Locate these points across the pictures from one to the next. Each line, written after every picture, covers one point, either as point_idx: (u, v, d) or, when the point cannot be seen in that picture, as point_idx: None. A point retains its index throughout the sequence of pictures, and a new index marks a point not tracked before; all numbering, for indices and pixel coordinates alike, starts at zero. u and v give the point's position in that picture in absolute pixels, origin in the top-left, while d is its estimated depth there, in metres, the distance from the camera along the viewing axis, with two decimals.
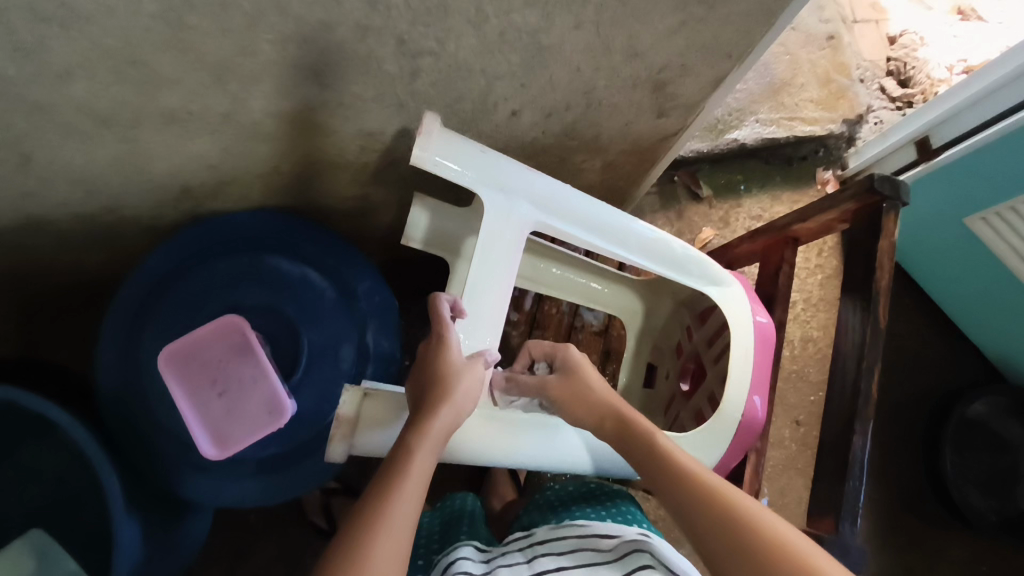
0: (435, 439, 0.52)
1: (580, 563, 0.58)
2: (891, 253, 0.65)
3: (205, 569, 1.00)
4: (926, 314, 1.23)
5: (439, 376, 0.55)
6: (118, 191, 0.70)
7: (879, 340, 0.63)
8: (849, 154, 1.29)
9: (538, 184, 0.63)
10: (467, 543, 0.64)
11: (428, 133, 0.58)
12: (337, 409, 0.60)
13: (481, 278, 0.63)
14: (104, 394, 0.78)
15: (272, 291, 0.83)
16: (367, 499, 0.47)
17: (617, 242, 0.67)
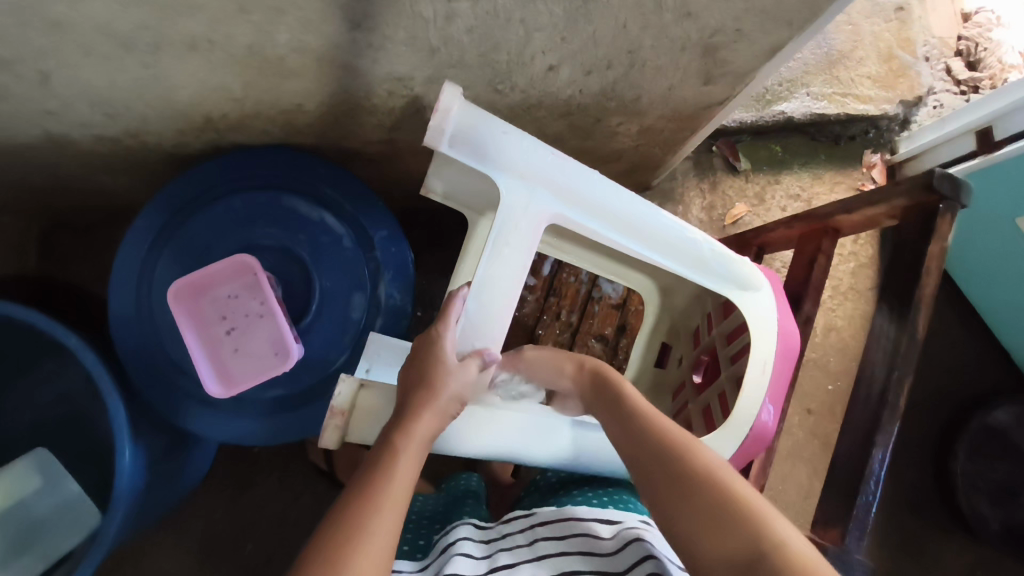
0: (421, 438, 0.54)
1: (579, 549, 0.59)
2: (941, 260, 0.61)
3: (210, 495, 1.03)
4: (958, 313, 1.19)
5: (427, 376, 0.56)
6: (139, 117, 0.68)
7: (914, 351, 0.61)
8: (900, 137, 1.22)
9: (561, 169, 0.59)
10: (466, 523, 0.64)
11: (446, 110, 0.55)
12: (332, 399, 0.60)
13: (491, 273, 0.59)
14: (115, 321, 0.77)
15: (288, 232, 0.82)
16: (350, 496, 0.49)
17: (639, 237, 0.63)
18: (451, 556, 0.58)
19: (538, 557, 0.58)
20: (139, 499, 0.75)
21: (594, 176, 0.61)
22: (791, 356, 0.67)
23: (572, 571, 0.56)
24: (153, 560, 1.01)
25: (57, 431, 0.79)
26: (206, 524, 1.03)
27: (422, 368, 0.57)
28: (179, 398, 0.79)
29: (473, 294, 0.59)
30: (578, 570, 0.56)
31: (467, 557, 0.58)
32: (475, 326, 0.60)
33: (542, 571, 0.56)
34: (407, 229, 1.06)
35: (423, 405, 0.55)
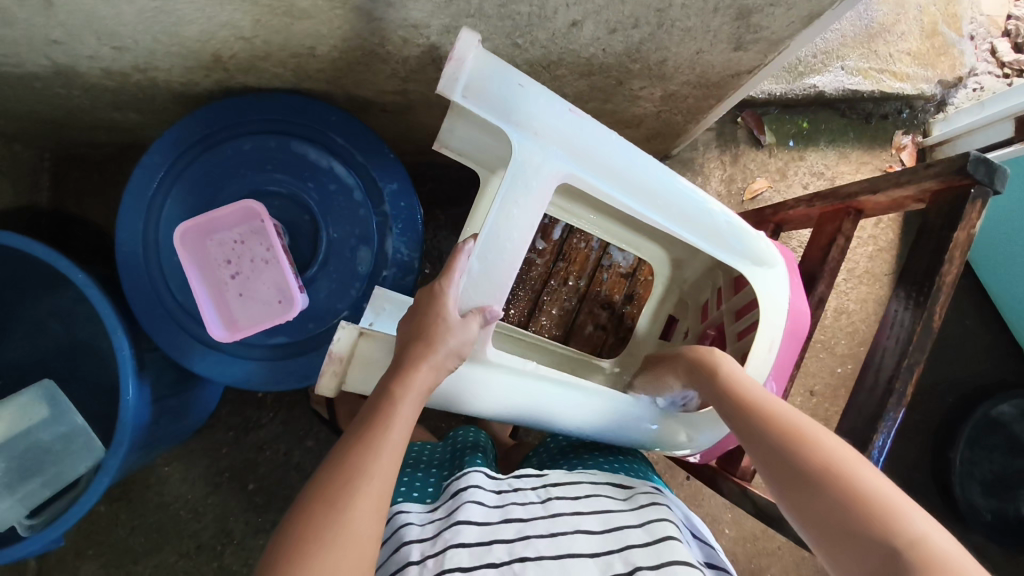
0: (419, 390, 0.54)
1: (594, 510, 0.59)
2: (966, 247, 0.59)
3: (213, 433, 1.05)
4: (975, 304, 1.16)
5: (426, 330, 0.55)
6: (149, 52, 0.66)
7: (928, 339, 0.59)
8: (935, 120, 1.17)
9: (576, 127, 0.58)
10: (477, 469, 0.62)
11: (461, 56, 0.53)
12: (330, 344, 0.60)
13: (497, 232, 0.58)
14: (123, 260, 0.77)
15: (297, 179, 0.81)
16: (351, 438, 0.51)
17: (653, 204, 0.62)
18: (463, 502, 0.57)
19: (551, 513, 0.58)
20: (143, 435, 0.76)
21: (612, 139, 0.59)
22: (798, 337, 0.66)
23: (586, 530, 0.56)
24: (156, 492, 1.04)
25: (63, 363, 0.80)
26: (208, 462, 1.05)
27: (421, 321, 0.56)
28: (180, 340, 0.79)
29: (477, 250, 0.58)
30: (592, 530, 0.56)
31: (479, 505, 0.57)
32: (478, 283, 0.59)
33: (556, 528, 0.56)
34: (419, 184, 1.05)
35: (421, 358, 0.54)
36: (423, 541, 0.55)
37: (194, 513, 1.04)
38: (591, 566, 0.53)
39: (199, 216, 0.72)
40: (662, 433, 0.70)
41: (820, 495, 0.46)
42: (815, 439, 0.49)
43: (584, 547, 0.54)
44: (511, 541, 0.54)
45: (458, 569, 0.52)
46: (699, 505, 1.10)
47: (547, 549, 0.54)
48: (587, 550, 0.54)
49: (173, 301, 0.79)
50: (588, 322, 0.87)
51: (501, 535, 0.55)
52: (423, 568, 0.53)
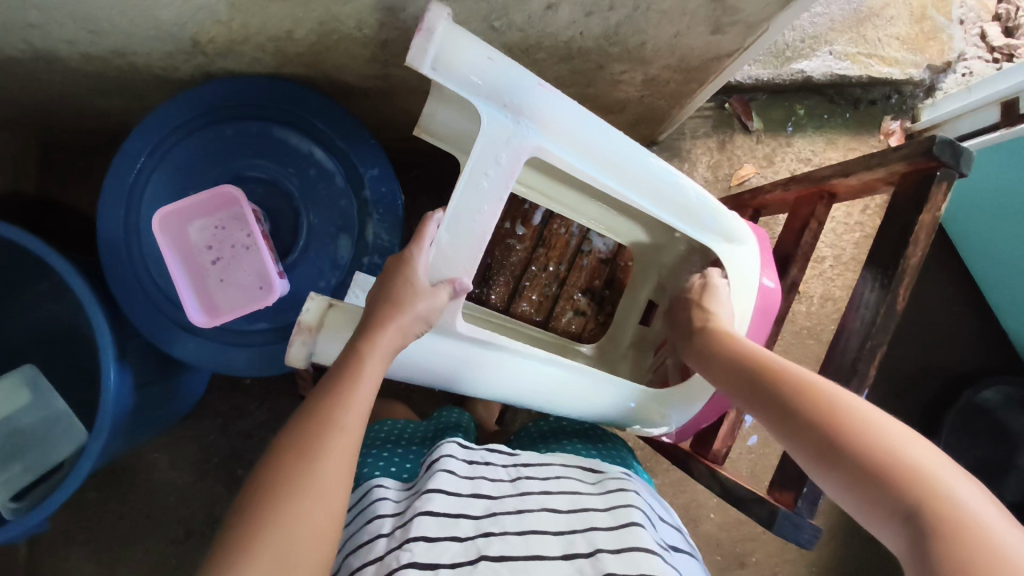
0: (385, 350, 0.55)
1: (563, 491, 0.60)
2: (932, 229, 0.59)
3: (201, 420, 1.06)
4: (960, 291, 1.17)
5: (394, 294, 0.56)
6: (126, 37, 0.66)
7: (892, 321, 0.58)
8: (924, 105, 1.17)
9: (550, 104, 0.58)
10: (451, 440, 0.63)
11: (430, 30, 0.53)
12: (300, 315, 0.60)
13: (466, 204, 0.58)
14: (106, 246, 0.77)
15: (279, 164, 0.81)
16: (319, 394, 0.52)
17: (624, 179, 0.62)
18: (435, 471, 0.58)
19: (519, 493, 0.58)
20: (125, 420, 0.77)
21: (586, 116, 0.60)
22: (768, 316, 0.68)
23: (552, 510, 0.57)
24: (145, 479, 1.04)
25: (47, 349, 0.81)
26: (196, 448, 1.06)
27: (391, 285, 0.57)
28: (162, 328, 0.79)
29: (446, 221, 0.58)
30: (557, 509, 0.57)
31: (450, 475, 0.58)
32: (448, 255, 0.59)
33: (522, 507, 0.57)
34: (406, 171, 1.05)
35: (389, 318, 0.55)
36: (394, 514, 0.56)
37: (182, 499, 1.05)
38: (553, 545, 0.53)
39: (178, 202, 0.71)
40: (638, 410, 0.70)
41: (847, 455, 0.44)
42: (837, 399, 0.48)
43: (548, 526, 0.55)
44: (478, 517, 0.55)
45: (423, 538, 0.52)
46: (684, 490, 1.11)
47: (514, 525, 0.54)
48: (551, 529, 0.55)
49: (155, 288, 0.79)
50: (567, 308, 0.87)
51: (469, 510, 0.55)
52: (389, 539, 0.53)
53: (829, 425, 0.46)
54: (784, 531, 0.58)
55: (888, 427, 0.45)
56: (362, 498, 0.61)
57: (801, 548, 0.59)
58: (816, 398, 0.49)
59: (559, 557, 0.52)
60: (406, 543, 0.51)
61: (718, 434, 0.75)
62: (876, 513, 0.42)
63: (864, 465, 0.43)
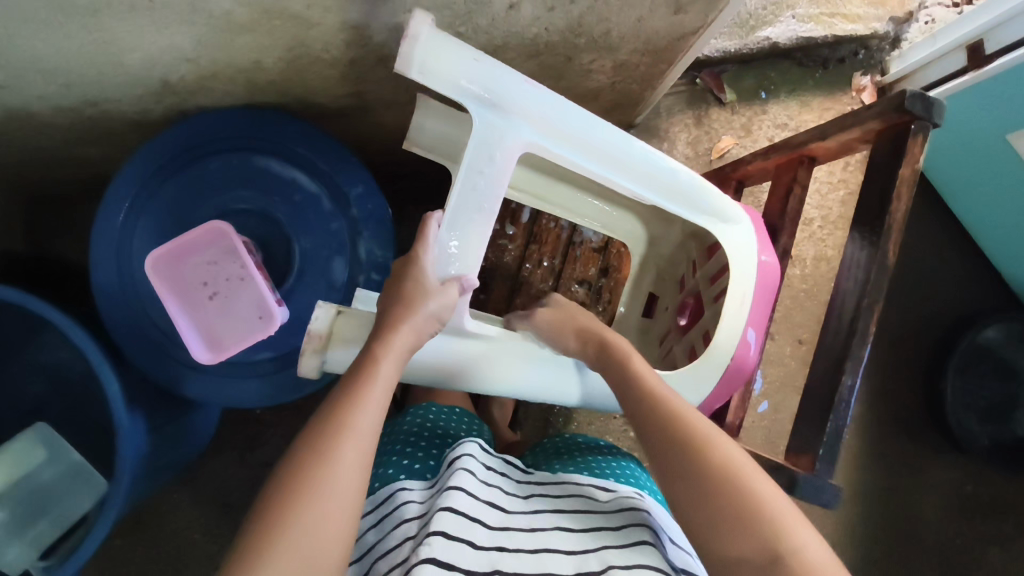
0: (400, 349, 0.56)
1: (575, 509, 0.61)
2: (913, 182, 0.59)
3: (218, 455, 1.06)
4: (947, 235, 1.18)
5: (406, 293, 0.57)
6: (97, 86, 0.66)
7: (885, 277, 0.59)
8: (891, 58, 1.18)
9: (538, 100, 0.58)
10: (473, 440, 0.65)
11: (415, 35, 0.53)
12: (309, 323, 0.60)
13: (466, 202, 0.59)
14: (99, 293, 0.77)
15: (263, 193, 0.81)
16: (339, 393, 0.53)
17: (616, 168, 0.62)
18: (457, 469, 0.60)
19: (532, 511, 0.60)
20: (142, 465, 0.77)
21: (573, 109, 0.60)
22: (770, 288, 0.67)
23: (565, 529, 0.58)
24: (170, 520, 1.05)
25: (56, 404, 0.81)
26: (216, 484, 1.06)
27: (401, 285, 0.58)
28: (165, 370, 0.80)
29: (447, 219, 0.59)
30: (570, 528, 0.58)
31: (471, 475, 0.60)
32: (454, 253, 0.60)
33: (536, 525, 0.58)
34: (390, 184, 1.05)
35: (402, 318, 0.56)
36: (418, 514, 0.57)
37: (209, 535, 1.05)
38: (567, 564, 0.53)
39: (170, 243, 0.72)
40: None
41: (714, 490, 0.49)
42: (711, 441, 0.53)
43: (561, 545, 0.55)
44: (493, 528, 0.55)
45: (442, 530, 0.52)
46: None
47: (528, 542, 0.55)
48: (564, 549, 0.55)
49: (157, 331, 0.80)
50: (567, 300, 0.87)
51: (485, 518, 0.56)
52: (413, 540, 0.54)
53: (704, 466, 0.51)
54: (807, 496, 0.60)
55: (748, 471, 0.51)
56: (386, 501, 0.62)
57: (827, 510, 0.61)
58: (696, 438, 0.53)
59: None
60: (427, 536, 0.51)
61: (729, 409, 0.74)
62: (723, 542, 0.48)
63: (715, 500, 0.49)
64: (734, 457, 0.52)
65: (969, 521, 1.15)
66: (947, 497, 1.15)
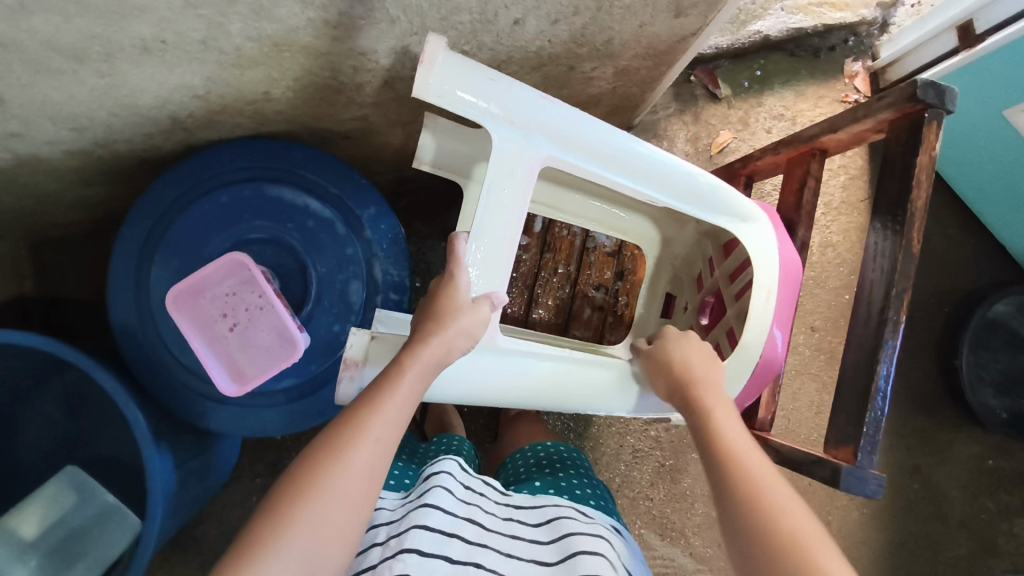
0: (428, 361, 0.55)
1: (552, 537, 0.61)
2: (930, 169, 0.60)
3: (242, 483, 1.06)
4: (950, 213, 1.19)
5: (438, 309, 0.57)
6: (108, 128, 0.67)
7: (911, 264, 0.59)
8: (882, 42, 1.18)
9: (554, 114, 0.59)
10: (452, 459, 0.67)
11: (431, 60, 0.54)
12: (345, 351, 0.60)
13: (491, 219, 0.60)
14: (122, 333, 0.79)
15: (276, 221, 0.81)
16: (359, 399, 0.53)
17: (635, 175, 0.63)
18: (433, 484, 0.62)
19: (508, 535, 0.61)
20: (172, 501, 0.77)
21: (588, 121, 0.61)
22: (793, 283, 0.68)
23: (539, 560, 0.58)
24: (198, 553, 1.04)
25: (82, 446, 0.81)
26: (242, 513, 1.06)
27: (433, 303, 0.58)
28: (192, 402, 0.81)
29: (474, 236, 0.59)
30: (546, 557, 0.59)
31: (449, 492, 0.61)
32: (483, 269, 0.60)
33: (513, 547, 0.59)
34: (395, 202, 1.06)
35: (432, 332, 0.56)
36: (388, 523, 0.60)
37: None
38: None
39: (187, 279, 0.71)
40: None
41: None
42: (785, 520, 0.47)
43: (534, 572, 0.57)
44: (470, 542, 0.57)
45: (416, 549, 0.54)
46: None
47: (501, 565, 0.57)
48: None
49: (180, 365, 0.80)
50: (585, 306, 0.88)
51: (463, 533, 0.58)
52: (383, 547, 0.56)
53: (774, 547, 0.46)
54: (852, 488, 0.59)
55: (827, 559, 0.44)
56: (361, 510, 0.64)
57: (871, 499, 0.60)
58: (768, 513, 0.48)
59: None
60: (400, 552, 0.53)
61: (760, 404, 0.74)
62: None
63: None
64: (811, 543, 0.46)
65: (993, 496, 1.15)
66: (969, 472, 1.16)
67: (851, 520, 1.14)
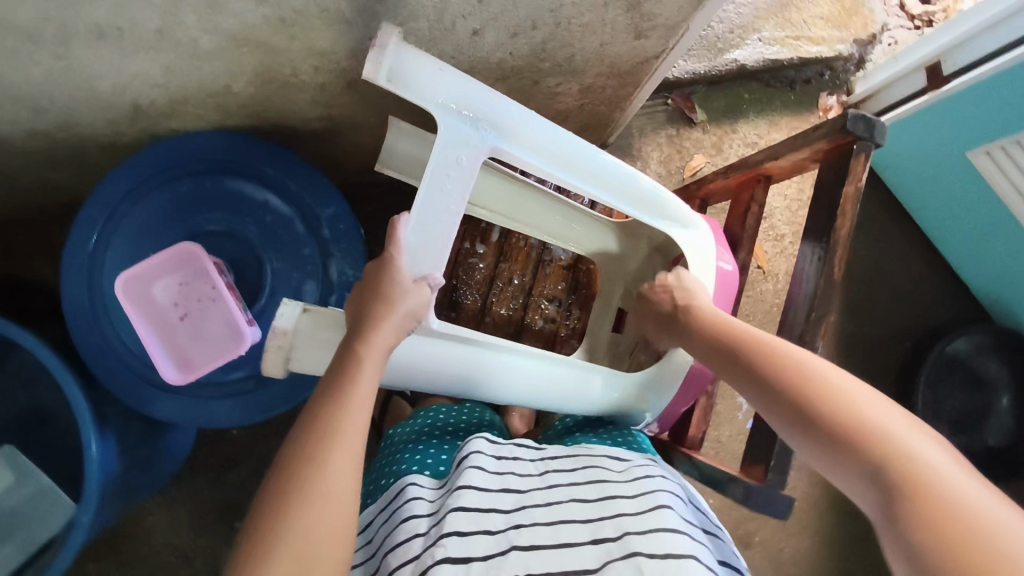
0: (381, 348, 0.55)
1: (591, 479, 0.60)
2: (857, 201, 0.63)
3: (192, 477, 1.06)
4: (915, 249, 1.21)
5: (381, 293, 0.57)
6: (67, 111, 0.67)
7: (832, 289, 0.62)
8: (856, 78, 1.21)
9: (505, 109, 0.60)
10: (479, 436, 0.63)
11: (384, 46, 0.54)
12: (275, 320, 0.59)
13: (432, 204, 0.59)
14: (71, 319, 0.77)
15: (235, 215, 0.83)
16: (325, 395, 0.52)
17: (583, 175, 0.65)
18: (465, 468, 0.59)
19: (547, 487, 0.59)
20: (111, 489, 0.76)
21: (541, 121, 0.63)
22: (728, 293, 0.73)
23: (580, 500, 0.58)
24: (142, 545, 1.03)
25: (24, 430, 0.80)
26: (191, 506, 1.05)
27: (376, 287, 0.57)
28: (137, 393, 0.79)
29: (414, 219, 0.59)
30: (585, 499, 0.58)
31: (481, 470, 0.59)
32: (421, 253, 0.59)
33: (551, 498, 0.58)
34: (366, 205, 1.06)
35: (378, 318, 0.56)
36: (428, 514, 0.57)
37: (183, 559, 1.04)
38: (581, 532, 0.54)
39: (137, 268, 0.71)
40: (632, 401, 0.73)
41: (825, 417, 0.48)
42: (815, 374, 0.51)
43: (577, 515, 0.56)
44: (509, 511, 0.56)
45: (456, 534, 0.52)
46: None
47: (543, 517, 0.56)
48: (580, 518, 0.56)
49: (129, 352, 0.80)
50: (537, 318, 0.89)
51: (499, 505, 0.56)
52: (425, 538, 0.54)
53: (809, 398, 0.50)
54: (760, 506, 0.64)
55: (858, 396, 0.49)
56: (397, 497, 0.61)
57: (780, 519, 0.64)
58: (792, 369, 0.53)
59: (588, 542, 0.53)
60: (440, 539, 0.52)
61: (691, 421, 0.80)
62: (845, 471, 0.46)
63: (833, 428, 0.47)
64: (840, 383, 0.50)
65: None
66: None
67: (804, 549, 1.14)
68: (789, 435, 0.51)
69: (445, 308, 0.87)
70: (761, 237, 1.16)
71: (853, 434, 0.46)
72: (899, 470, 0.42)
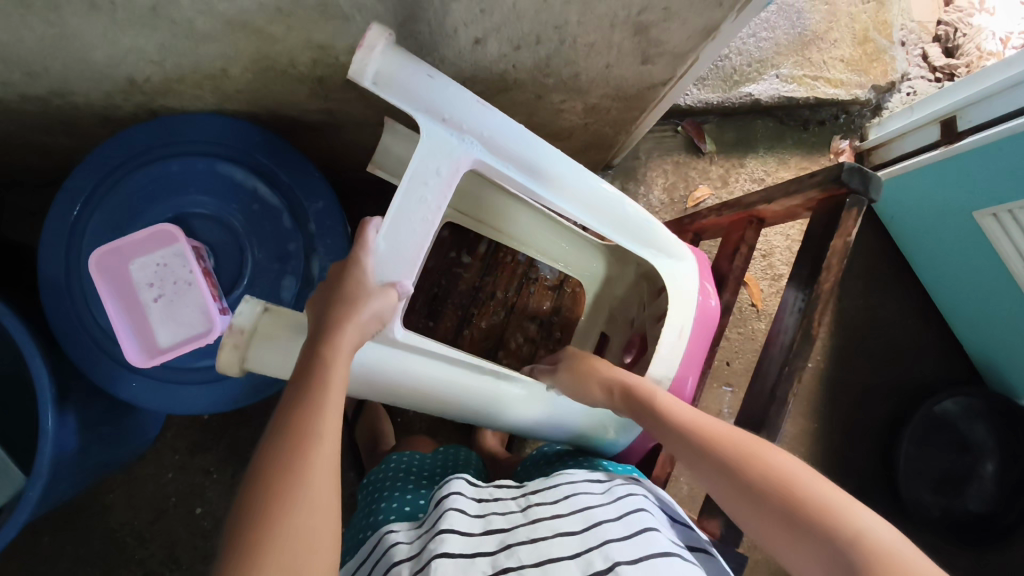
0: (346, 351, 0.53)
1: (574, 508, 0.58)
2: (843, 254, 0.62)
3: (157, 457, 1.04)
4: (913, 304, 1.19)
5: (346, 293, 0.55)
6: (62, 78, 0.66)
7: (809, 345, 0.62)
8: (871, 124, 1.20)
9: (493, 123, 0.59)
10: (459, 476, 0.62)
11: (371, 47, 0.53)
12: (233, 317, 0.58)
13: (407, 211, 0.57)
14: (46, 287, 0.76)
15: (222, 199, 0.81)
16: (294, 402, 0.49)
17: (568, 197, 0.64)
18: (445, 509, 0.57)
19: (532, 522, 0.57)
20: (65, 466, 0.75)
21: (530, 137, 0.61)
22: (708, 327, 0.72)
23: (566, 533, 0.55)
24: (98, 521, 1.02)
25: None
26: (152, 487, 1.04)
27: (341, 287, 0.55)
28: (104, 372, 0.78)
29: (387, 225, 0.57)
30: (571, 531, 0.55)
31: (461, 512, 0.57)
32: (390, 260, 0.57)
33: (536, 534, 0.55)
34: (363, 202, 1.05)
35: (342, 318, 0.54)
36: (410, 558, 0.54)
37: (138, 540, 1.02)
38: (572, 568, 0.51)
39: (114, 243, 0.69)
40: (590, 425, 0.72)
41: (779, 507, 0.49)
42: (763, 459, 0.52)
43: (564, 551, 0.53)
44: (494, 552, 0.53)
45: None
46: None
47: (531, 555, 0.52)
48: (568, 553, 0.52)
49: (96, 328, 0.78)
50: (516, 335, 0.88)
51: (484, 547, 0.53)
52: None
53: (760, 490, 0.51)
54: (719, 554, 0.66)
55: (799, 475, 0.50)
56: (376, 547, 0.59)
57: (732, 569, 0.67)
58: (739, 454, 0.54)
59: None
60: None
61: (659, 460, 0.78)
62: (806, 559, 0.47)
63: (788, 519, 0.48)
64: (783, 465, 0.51)
65: None
66: None
67: None
68: (750, 524, 0.51)
69: (424, 317, 0.87)
70: (758, 275, 1.14)
71: (801, 519, 0.48)
72: (864, 560, 0.43)
